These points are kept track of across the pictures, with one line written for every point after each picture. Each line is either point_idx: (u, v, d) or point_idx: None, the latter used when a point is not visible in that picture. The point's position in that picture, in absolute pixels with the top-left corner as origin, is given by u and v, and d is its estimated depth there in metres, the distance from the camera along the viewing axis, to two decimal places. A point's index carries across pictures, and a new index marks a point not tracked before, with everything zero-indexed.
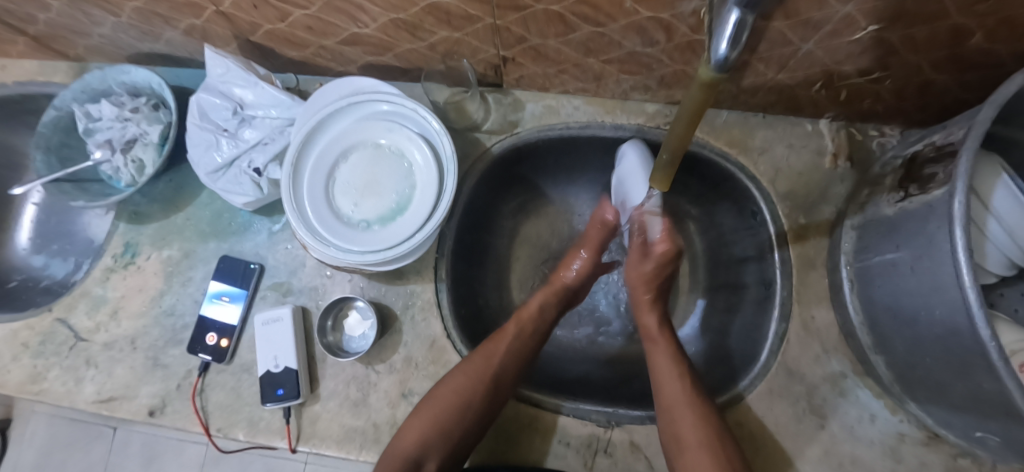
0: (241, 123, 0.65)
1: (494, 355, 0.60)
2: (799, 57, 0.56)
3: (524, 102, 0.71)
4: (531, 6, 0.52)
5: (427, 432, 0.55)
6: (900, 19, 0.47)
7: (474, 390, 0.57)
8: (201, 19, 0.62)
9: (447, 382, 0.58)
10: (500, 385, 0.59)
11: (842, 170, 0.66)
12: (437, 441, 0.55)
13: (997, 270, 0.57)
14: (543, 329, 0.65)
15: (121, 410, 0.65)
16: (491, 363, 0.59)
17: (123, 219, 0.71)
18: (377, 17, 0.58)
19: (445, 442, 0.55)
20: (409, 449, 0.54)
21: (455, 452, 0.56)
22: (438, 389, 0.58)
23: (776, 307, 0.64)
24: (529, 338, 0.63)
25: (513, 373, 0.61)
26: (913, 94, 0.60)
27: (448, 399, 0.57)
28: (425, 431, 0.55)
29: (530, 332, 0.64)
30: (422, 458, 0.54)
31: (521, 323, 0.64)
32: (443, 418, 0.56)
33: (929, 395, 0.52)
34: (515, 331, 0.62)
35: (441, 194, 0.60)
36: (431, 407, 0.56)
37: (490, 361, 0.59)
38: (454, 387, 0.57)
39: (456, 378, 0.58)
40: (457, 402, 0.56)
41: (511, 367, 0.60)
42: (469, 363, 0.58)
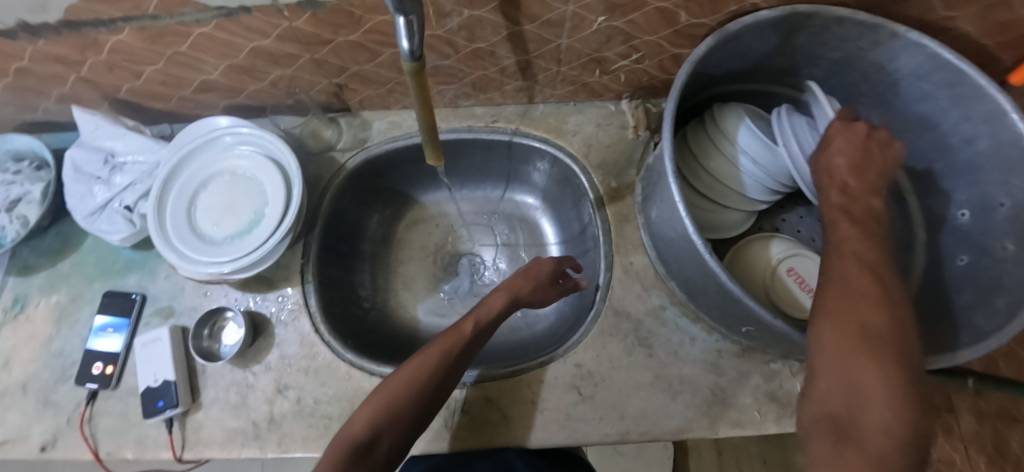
0: (113, 170, 0.74)
1: (449, 352, 0.57)
2: (568, 51, 0.69)
3: (371, 120, 0.82)
4: (333, 39, 0.64)
5: (377, 414, 0.52)
6: (612, 10, 0.60)
7: (428, 378, 0.55)
8: (67, 87, 0.72)
9: (400, 373, 0.55)
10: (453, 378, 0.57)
11: (643, 138, 0.79)
12: (389, 428, 0.52)
13: (760, 197, 0.68)
14: (489, 327, 0.62)
15: (13, 452, 0.69)
16: (445, 357, 0.56)
17: (13, 273, 0.77)
18: (217, 65, 0.69)
19: (397, 430, 0.52)
20: (359, 435, 0.51)
21: (405, 438, 0.53)
22: (389, 377, 0.55)
23: (603, 260, 0.74)
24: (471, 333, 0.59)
25: (463, 365, 0.59)
26: (671, 67, 0.73)
27: (397, 387, 0.54)
28: (376, 415, 0.52)
29: (484, 325, 0.62)
30: (375, 439, 0.51)
31: (476, 322, 0.61)
32: (397, 404, 0.53)
33: (708, 303, 0.61)
34: (466, 328, 0.60)
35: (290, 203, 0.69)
36: (381, 392, 0.54)
37: (439, 355, 0.56)
38: (410, 372, 0.55)
39: (409, 369, 0.55)
40: (409, 390, 0.54)
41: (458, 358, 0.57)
42: (424, 356, 0.56)
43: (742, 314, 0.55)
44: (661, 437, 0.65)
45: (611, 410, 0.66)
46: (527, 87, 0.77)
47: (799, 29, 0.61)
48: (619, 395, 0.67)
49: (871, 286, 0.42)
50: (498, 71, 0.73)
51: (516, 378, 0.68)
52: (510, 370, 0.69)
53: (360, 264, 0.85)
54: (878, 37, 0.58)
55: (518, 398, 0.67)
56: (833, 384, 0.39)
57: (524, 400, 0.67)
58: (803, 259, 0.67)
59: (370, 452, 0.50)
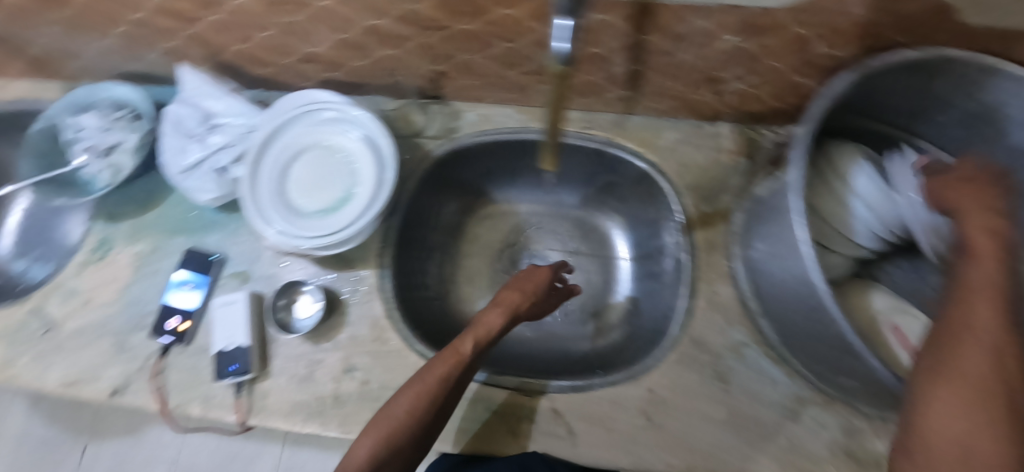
0: (210, 130, 0.74)
1: (448, 379, 0.55)
2: (683, 67, 0.67)
3: (462, 111, 0.81)
4: (450, 26, 0.63)
5: (377, 446, 0.51)
6: (747, 31, 0.58)
7: (422, 404, 0.53)
8: (177, 42, 0.72)
9: (394, 405, 0.53)
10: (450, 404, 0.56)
11: (740, 165, 0.76)
12: (389, 460, 0.51)
13: (868, 244, 0.65)
14: (487, 348, 0.60)
15: (85, 392, 0.70)
16: (444, 385, 0.55)
17: (100, 218, 0.78)
18: (326, 38, 0.68)
19: (398, 459, 0.51)
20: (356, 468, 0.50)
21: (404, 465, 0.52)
22: (383, 409, 0.54)
23: (685, 285, 0.71)
24: (469, 355, 0.57)
25: (462, 386, 0.57)
26: (786, 95, 0.70)
27: (390, 420, 0.53)
28: (374, 446, 0.51)
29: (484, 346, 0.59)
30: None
31: (476, 341, 0.59)
32: (395, 434, 0.52)
33: (805, 349, 0.58)
34: (462, 348, 0.57)
35: (380, 188, 0.68)
36: (375, 425, 0.53)
37: (437, 380, 0.55)
38: (410, 396, 0.54)
39: (407, 399, 0.54)
40: (405, 421, 0.52)
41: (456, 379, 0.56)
42: (420, 384, 0.54)
43: (851, 368, 0.52)
44: None
45: (680, 441, 0.64)
46: (627, 97, 0.75)
47: (945, 75, 0.57)
48: (691, 427, 0.65)
49: (1018, 288, 0.36)
50: (605, 77, 0.71)
51: (585, 393, 0.67)
52: (579, 384, 0.67)
53: (426, 254, 0.84)
54: None
55: (587, 415, 0.66)
56: (946, 422, 0.33)
57: (591, 417, 0.65)
58: (908, 317, 0.63)
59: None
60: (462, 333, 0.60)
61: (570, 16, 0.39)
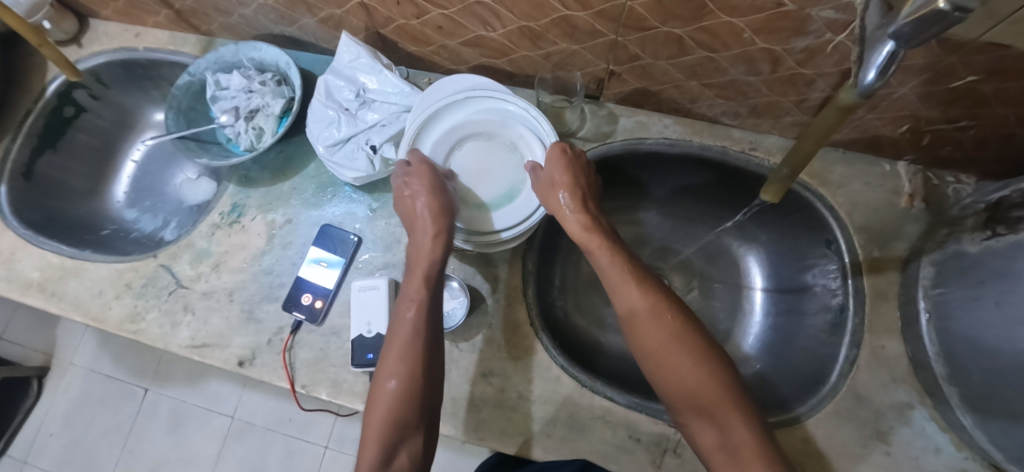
0: (362, 105, 0.71)
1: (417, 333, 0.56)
2: (891, 99, 0.61)
3: (618, 115, 0.76)
4: (655, 28, 0.58)
5: (387, 432, 0.52)
6: (997, 74, 0.52)
7: (408, 372, 0.54)
8: (343, 10, 0.69)
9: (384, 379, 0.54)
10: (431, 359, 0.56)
11: (917, 210, 0.70)
12: (401, 435, 0.52)
13: None
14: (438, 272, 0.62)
15: (213, 357, 0.69)
16: (416, 338, 0.56)
17: (234, 182, 0.77)
18: (507, 23, 0.64)
19: (409, 432, 0.53)
20: (374, 457, 0.51)
21: (421, 434, 0.54)
22: (375, 390, 0.55)
23: (848, 333, 0.67)
24: (425, 297, 0.59)
25: (434, 328, 0.57)
26: (996, 144, 0.63)
27: (384, 398, 0.53)
28: (382, 432, 0.52)
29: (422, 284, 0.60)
30: (390, 455, 0.51)
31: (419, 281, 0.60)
32: (398, 413, 0.53)
33: (1007, 428, 0.53)
34: (416, 295, 0.59)
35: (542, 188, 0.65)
36: (371, 411, 0.54)
37: (408, 338, 0.55)
38: (388, 371, 0.54)
39: (391, 373, 0.54)
40: (399, 401, 0.53)
41: (422, 337, 0.56)
42: (398, 346, 0.55)
43: None
44: None
45: None
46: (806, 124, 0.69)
47: None
48: None
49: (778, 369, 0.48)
50: (795, 101, 0.65)
51: None
52: None
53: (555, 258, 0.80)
54: None
55: None
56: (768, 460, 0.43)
57: None
58: None
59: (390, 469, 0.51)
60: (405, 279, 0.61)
61: (897, 43, 0.34)
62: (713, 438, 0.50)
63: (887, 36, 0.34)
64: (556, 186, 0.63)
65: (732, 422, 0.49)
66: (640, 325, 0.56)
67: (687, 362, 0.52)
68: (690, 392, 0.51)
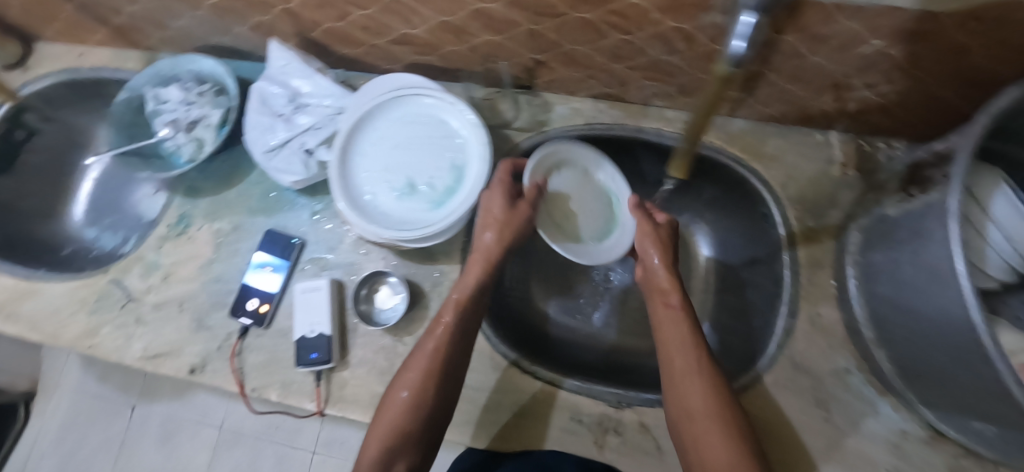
0: (296, 110, 0.72)
1: (440, 349, 0.57)
2: (808, 69, 0.61)
3: (553, 103, 0.77)
4: (566, 14, 0.58)
5: (388, 440, 0.53)
6: (902, 35, 0.52)
7: (419, 387, 0.55)
8: (270, 16, 0.70)
9: (397, 386, 0.56)
10: (446, 378, 0.57)
11: (850, 178, 0.71)
12: (400, 447, 0.53)
13: (999, 275, 0.60)
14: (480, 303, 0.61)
15: (165, 367, 0.70)
16: (438, 354, 0.57)
17: (179, 193, 0.78)
18: (427, 19, 0.64)
19: (406, 446, 0.53)
20: (373, 460, 0.52)
21: (421, 448, 0.54)
22: (388, 395, 0.56)
23: (784, 303, 0.67)
24: (455, 320, 0.59)
25: (460, 356, 0.59)
26: (920, 107, 0.64)
27: (397, 405, 0.55)
28: (387, 439, 0.53)
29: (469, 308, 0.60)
30: (389, 465, 0.52)
31: (457, 304, 0.60)
32: (401, 424, 0.54)
33: (930, 386, 0.54)
34: (445, 317, 0.59)
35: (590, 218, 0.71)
36: (381, 416, 0.55)
37: (433, 352, 0.57)
38: (401, 386, 0.56)
39: (407, 382, 0.56)
40: (406, 413, 0.54)
41: (445, 358, 0.57)
42: (419, 359, 0.57)
43: (996, 415, 0.47)
44: None
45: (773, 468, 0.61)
46: (737, 99, 0.71)
47: None
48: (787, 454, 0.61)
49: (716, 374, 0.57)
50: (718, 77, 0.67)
51: None
52: None
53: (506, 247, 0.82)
54: None
55: None
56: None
57: None
58: None
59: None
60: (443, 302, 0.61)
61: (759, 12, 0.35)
62: (702, 456, 0.52)
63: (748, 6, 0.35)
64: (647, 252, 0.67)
65: (719, 440, 0.52)
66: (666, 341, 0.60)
67: (697, 390, 0.55)
68: (688, 413, 0.55)
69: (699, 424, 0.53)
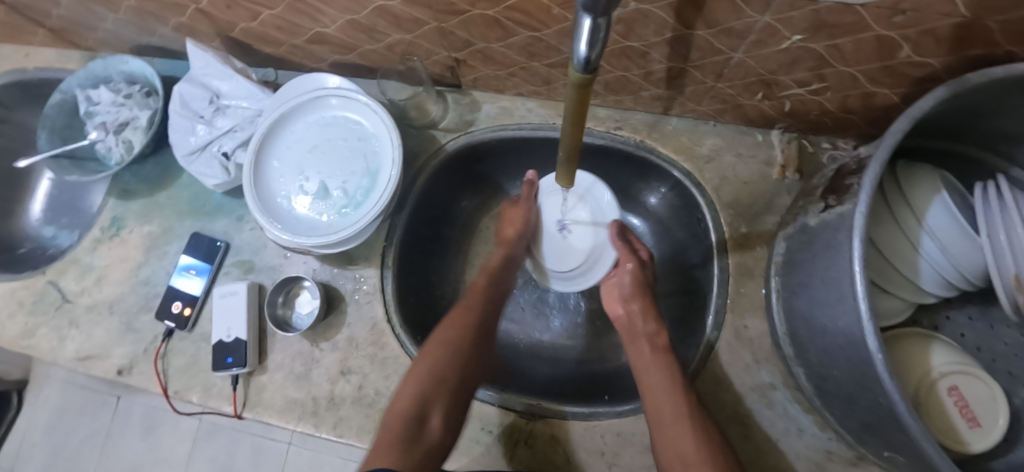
0: (216, 112, 0.71)
1: (474, 308, 0.63)
2: (733, 66, 0.57)
3: (481, 102, 0.74)
4: (468, 11, 0.55)
5: (420, 385, 0.54)
6: (822, 30, 0.47)
7: (462, 338, 0.59)
8: (186, 17, 0.68)
9: (436, 335, 0.59)
10: (481, 338, 0.61)
11: (790, 181, 0.66)
12: (434, 393, 0.54)
13: (934, 289, 0.54)
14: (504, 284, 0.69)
15: (94, 368, 0.71)
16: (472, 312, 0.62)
17: (114, 195, 0.78)
18: (335, 19, 0.61)
19: (443, 394, 0.54)
20: (406, 409, 0.52)
21: (456, 404, 0.55)
22: (430, 345, 0.58)
23: (711, 314, 0.65)
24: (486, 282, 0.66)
25: (490, 324, 0.64)
26: (859, 105, 0.59)
27: (436, 352, 0.57)
28: (423, 387, 0.54)
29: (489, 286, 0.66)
30: (424, 412, 0.52)
31: (487, 274, 0.67)
32: (437, 370, 0.56)
33: (843, 408, 0.51)
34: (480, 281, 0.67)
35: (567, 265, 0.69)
36: (423, 364, 0.56)
37: (467, 312, 0.62)
38: (440, 340, 0.58)
39: (447, 333, 0.59)
40: (440, 362, 0.56)
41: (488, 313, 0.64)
42: (452, 317, 0.61)
43: (903, 446, 0.44)
44: None
45: None
46: (667, 96, 0.67)
47: None
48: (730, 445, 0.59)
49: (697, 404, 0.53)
50: (642, 74, 0.63)
51: (588, 423, 0.62)
52: (583, 412, 0.63)
53: (439, 249, 0.80)
54: None
55: (589, 448, 0.61)
56: None
57: (594, 449, 0.60)
58: (971, 379, 0.54)
59: (422, 428, 0.51)
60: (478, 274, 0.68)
61: (592, 15, 0.31)
62: None
63: (582, 9, 0.31)
64: (641, 337, 0.62)
65: None
66: (653, 415, 0.54)
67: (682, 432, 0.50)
68: (681, 461, 0.48)
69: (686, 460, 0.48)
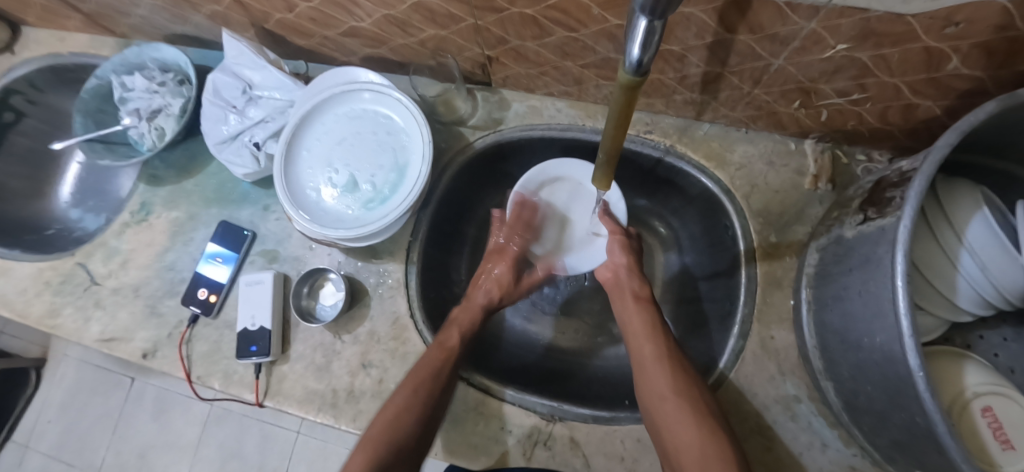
0: (248, 102, 0.71)
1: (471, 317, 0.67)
2: (772, 72, 0.56)
3: (510, 101, 0.74)
4: (506, 9, 0.55)
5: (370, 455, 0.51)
6: (871, 39, 0.46)
7: (417, 397, 0.55)
8: (222, 6, 0.69)
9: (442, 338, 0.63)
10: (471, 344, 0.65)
11: (822, 192, 0.65)
12: (389, 461, 0.51)
13: (971, 307, 0.53)
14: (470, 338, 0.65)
15: (119, 350, 0.72)
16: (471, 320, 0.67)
17: (143, 180, 0.79)
18: (371, 13, 0.62)
19: (397, 459, 0.51)
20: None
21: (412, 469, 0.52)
22: (388, 407, 0.55)
23: (736, 323, 0.64)
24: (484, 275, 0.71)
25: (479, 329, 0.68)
26: (900, 117, 0.57)
27: (391, 415, 0.54)
28: (375, 457, 0.51)
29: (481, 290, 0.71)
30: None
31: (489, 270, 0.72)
32: (394, 434, 0.53)
33: (872, 424, 0.50)
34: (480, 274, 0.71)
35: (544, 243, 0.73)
36: (378, 429, 0.53)
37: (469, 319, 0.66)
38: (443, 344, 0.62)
39: (403, 395, 0.56)
40: (394, 424, 0.54)
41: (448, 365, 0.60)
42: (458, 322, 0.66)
43: (937, 466, 0.43)
44: None
45: None
46: (699, 101, 0.66)
47: None
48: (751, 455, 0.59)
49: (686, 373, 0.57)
50: (677, 78, 0.62)
51: (608, 427, 0.61)
52: (603, 415, 0.62)
53: (462, 247, 0.81)
54: None
55: (608, 452, 0.60)
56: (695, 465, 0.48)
57: (613, 454, 0.60)
58: (1007, 402, 0.52)
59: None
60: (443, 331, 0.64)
61: (650, 16, 0.30)
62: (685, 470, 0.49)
63: (639, 10, 0.30)
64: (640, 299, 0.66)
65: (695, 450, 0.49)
66: (661, 413, 0.54)
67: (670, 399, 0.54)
68: (667, 422, 0.53)
69: (691, 456, 0.49)
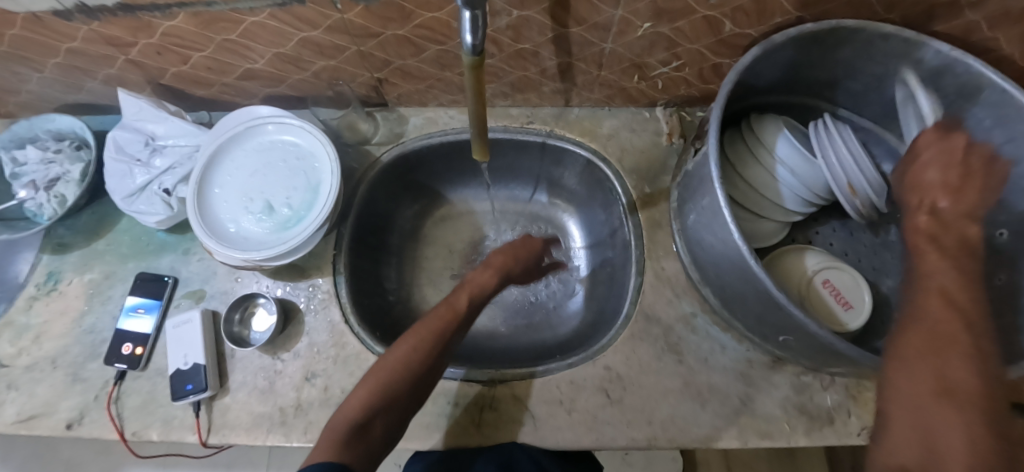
0: (153, 153, 0.74)
1: (475, 291, 0.66)
2: (609, 54, 0.69)
3: (407, 116, 0.83)
4: (381, 33, 0.64)
5: (370, 397, 0.52)
6: (663, 16, 0.61)
7: (424, 355, 0.56)
8: (115, 69, 0.72)
9: (447, 308, 0.62)
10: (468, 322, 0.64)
11: (676, 145, 0.80)
12: (380, 407, 0.52)
13: (795, 207, 0.67)
14: (480, 304, 0.66)
15: (38, 428, 0.68)
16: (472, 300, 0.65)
17: (47, 251, 0.78)
18: (263, 53, 0.68)
19: (388, 406, 0.53)
20: (350, 415, 0.51)
21: (397, 415, 0.54)
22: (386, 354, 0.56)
23: (634, 264, 0.75)
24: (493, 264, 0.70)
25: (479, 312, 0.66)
26: (712, 75, 0.73)
27: (387, 366, 0.55)
28: (368, 398, 0.52)
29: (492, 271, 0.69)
30: (366, 421, 0.51)
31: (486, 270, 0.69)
32: (390, 384, 0.54)
33: (744, 311, 0.61)
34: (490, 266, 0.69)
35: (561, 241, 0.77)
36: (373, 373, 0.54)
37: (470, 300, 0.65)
38: (444, 313, 0.61)
39: (407, 349, 0.56)
40: (393, 375, 0.54)
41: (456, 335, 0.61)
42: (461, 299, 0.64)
43: (784, 322, 0.54)
44: (689, 445, 0.63)
45: (640, 415, 0.65)
46: (565, 89, 0.79)
47: (843, 43, 0.60)
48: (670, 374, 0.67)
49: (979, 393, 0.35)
50: (539, 72, 0.75)
51: (543, 378, 0.68)
52: (538, 369, 0.69)
53: (388, 256, 0.86)
54: (923, 56, 0.57)
55: (549, 399, 0.67)
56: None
57: (553, 401, 0.66)
58: (838, 272, 0.66)
59: (365, 434, 0.51)
60: (454, 292, 0.65)
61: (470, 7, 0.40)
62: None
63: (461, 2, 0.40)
64: None
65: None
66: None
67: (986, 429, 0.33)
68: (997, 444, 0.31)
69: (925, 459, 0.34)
